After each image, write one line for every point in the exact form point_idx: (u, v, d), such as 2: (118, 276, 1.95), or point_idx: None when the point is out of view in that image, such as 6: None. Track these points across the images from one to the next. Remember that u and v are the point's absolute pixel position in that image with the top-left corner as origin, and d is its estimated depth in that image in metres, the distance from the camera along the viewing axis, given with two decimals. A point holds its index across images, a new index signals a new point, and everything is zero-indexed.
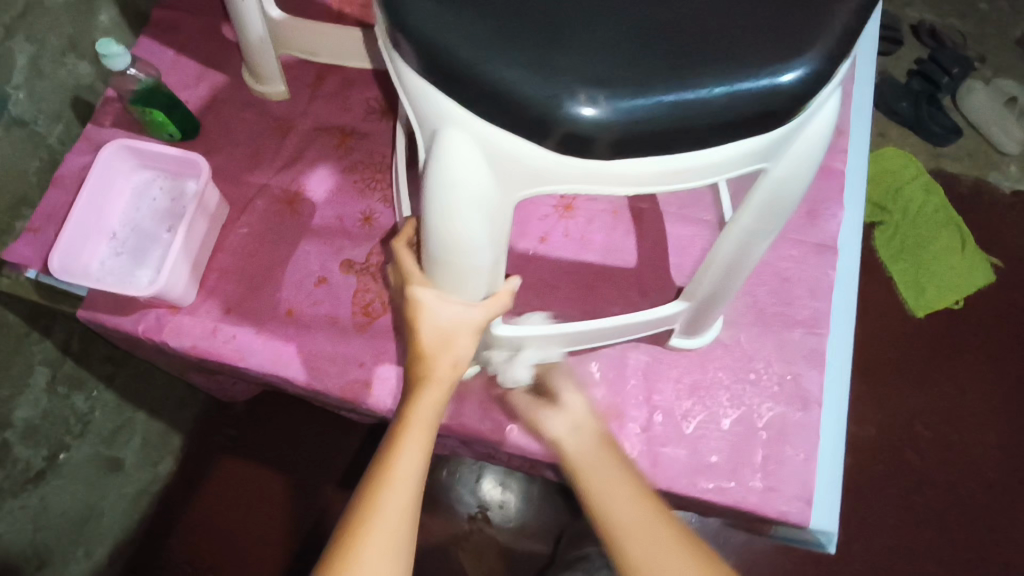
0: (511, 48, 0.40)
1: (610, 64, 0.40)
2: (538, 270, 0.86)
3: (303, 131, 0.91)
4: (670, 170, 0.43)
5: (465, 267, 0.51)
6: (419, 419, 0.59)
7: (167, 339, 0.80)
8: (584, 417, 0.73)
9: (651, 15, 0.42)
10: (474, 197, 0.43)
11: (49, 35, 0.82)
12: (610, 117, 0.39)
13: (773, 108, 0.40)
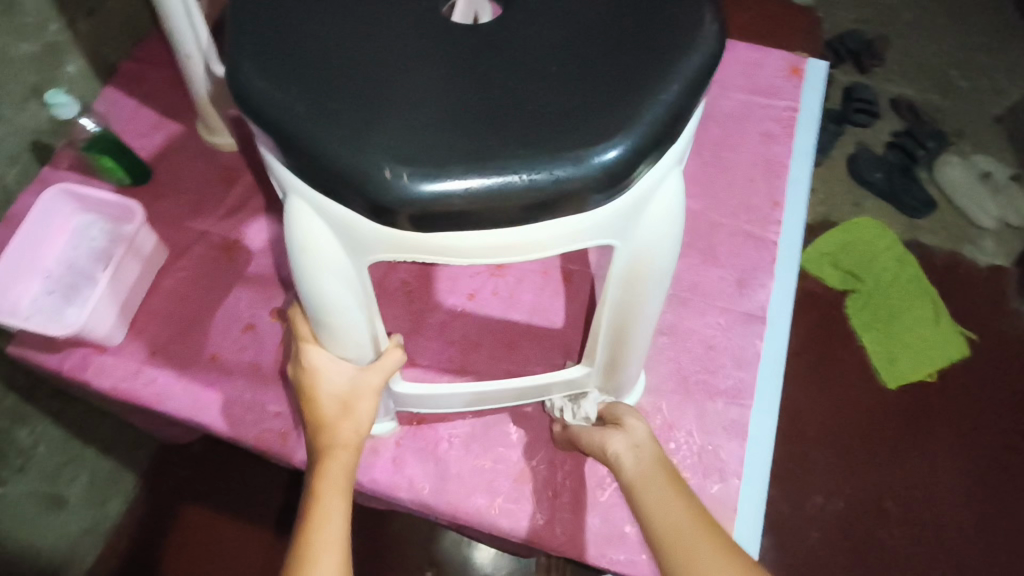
0: (330, 121, 0.42)
1: (427, 139, 0.42)
2: (464, 327, 0.87)
3: (249, 181, 0.94)
4: (497, 245, 0.45)
5: (341, 326, 0.55)
6: (330, 492, 0.59)
7: (90, 379, 0.81)
8: (650, 441, 0.66)
9: (472, 95, 0.44)
10: (327, 262, 0.48)
11: (11, 83, 0.87)
12: (419, 189, 0.41)
13: (575, 192, 0.42)
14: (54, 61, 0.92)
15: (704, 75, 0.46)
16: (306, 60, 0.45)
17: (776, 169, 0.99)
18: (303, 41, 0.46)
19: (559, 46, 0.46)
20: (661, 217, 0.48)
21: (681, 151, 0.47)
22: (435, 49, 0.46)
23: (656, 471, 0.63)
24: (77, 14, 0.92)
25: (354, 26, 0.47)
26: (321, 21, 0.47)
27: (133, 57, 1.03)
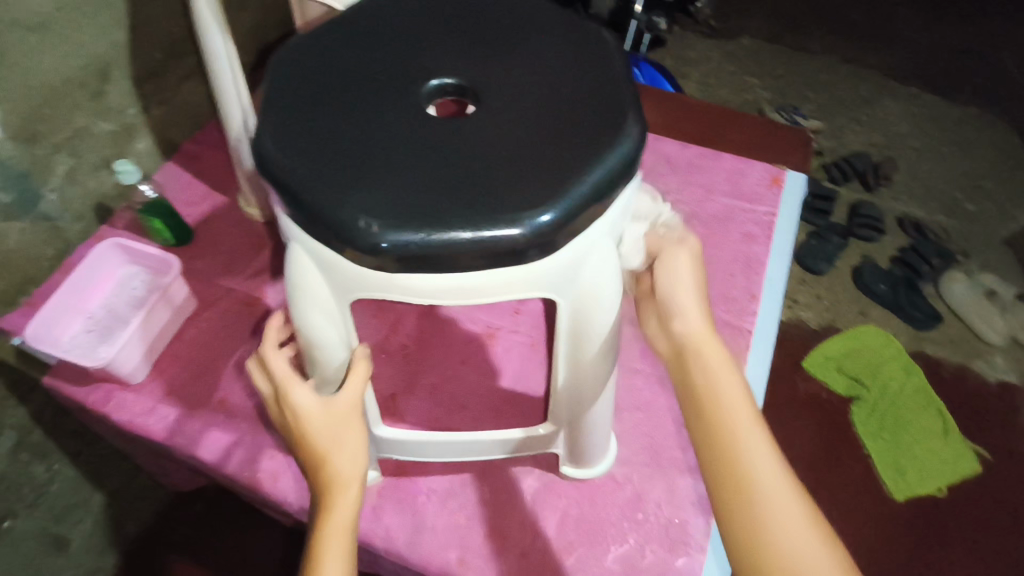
0: (325, 183, 0.55)
1: (398, 199, 0.54)
2: (452, 389, 0.93)
3: (276, 248, 1.06)
4: (454, 287, 0.57)
5: (327, 355, 0.66)
6: (331, 538, 0.63)
7: (110, 413, 0.89)
8: (706, 317, 0.70)
9: (437, 171, 0.56)
10: (316, 298, 0.61)
11: (88, 154, 1.03)
12: (385, 235, 0.53)
13: (508, 245, 0.53)
14: (126, 137, 1.08)
15: (625, 163, 0.58)
16: (315, 138, 0.59)
17: (756, 266, 1.07)
18: (315, 124, 0.60)
19: (510, 136, 0.58)
20: (595, 273, 0.60)
21: (604, 222, 0.59)
22: (415, 134, 0.59)
23: (709, 358, 0.68)
24: (151, 102, 1.10)
25: (355, 114, 0.60)
26: (331, 109, 0.61)
27: (193, 139, 1.20)
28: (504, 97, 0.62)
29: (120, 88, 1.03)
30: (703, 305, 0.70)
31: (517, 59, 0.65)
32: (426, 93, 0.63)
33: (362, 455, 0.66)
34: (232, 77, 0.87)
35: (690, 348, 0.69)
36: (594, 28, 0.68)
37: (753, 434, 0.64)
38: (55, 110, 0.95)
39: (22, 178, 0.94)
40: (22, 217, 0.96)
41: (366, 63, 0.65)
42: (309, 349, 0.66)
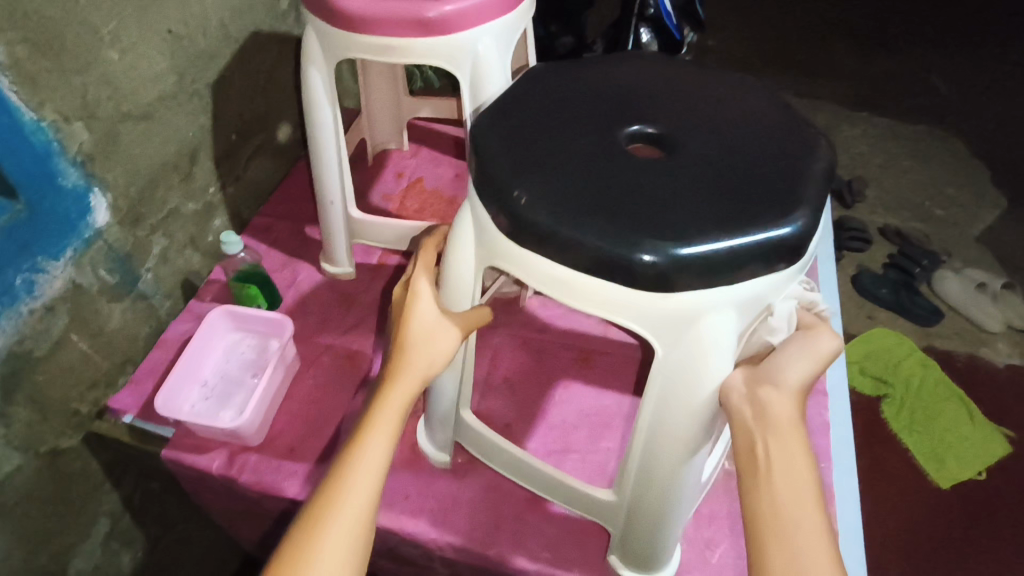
0: (510, 168, 0.68)
1: (559, 190, 0.66)
2: (562, 414, 0.98)
3: (365, 303, 1.10)
4: (565, 282, 0.66)
5: (452, 298, 0.77)
6: (378, 425, 0.64)
7: (236, 475, 0.91)
8: (795, 389, 0.62)
9: (610, 190, 0.66)
10: (462, 247, 0.74)
11: (179, 232, 1.08)
12: (531, 210, 0.64)
13: (623, 258, 0.61)
14: (208, 215, 1.13)
15: (777, 244, 0.62)
16: (523, 140, 0.71)
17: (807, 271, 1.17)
18: (527, 132, 0.72)
19: (700, 175, 0.67)
20: (704, 339, 0.64)
21: (739, 289, 0.64)
22: (604, 165, 0.68)
23: (788, 433, 0.60)
24: (227, 180, 1.16)
25: (560, 135, 0.72)
26: (544, 128, 0.72)
27: (261, 213, 1.26)
28: (706, 144, 0.71)
29: (204, 169, 1.09)
30: (800, 379, 0.63)
31: (731, 127, 0.73)
32: (626, 136, 0.72)
33: (440, 361, 0.69)
34: (336, 144, 0.95)
35: (768, 414, 0.61)
36: (809, 130, 0.73)
37: (805, 513, 0.56)
38: (154, 192, 1.00)
39: (127, 258, 0.98)
40: (124, 297, 1.00)
41: (588, 105, 0.76)
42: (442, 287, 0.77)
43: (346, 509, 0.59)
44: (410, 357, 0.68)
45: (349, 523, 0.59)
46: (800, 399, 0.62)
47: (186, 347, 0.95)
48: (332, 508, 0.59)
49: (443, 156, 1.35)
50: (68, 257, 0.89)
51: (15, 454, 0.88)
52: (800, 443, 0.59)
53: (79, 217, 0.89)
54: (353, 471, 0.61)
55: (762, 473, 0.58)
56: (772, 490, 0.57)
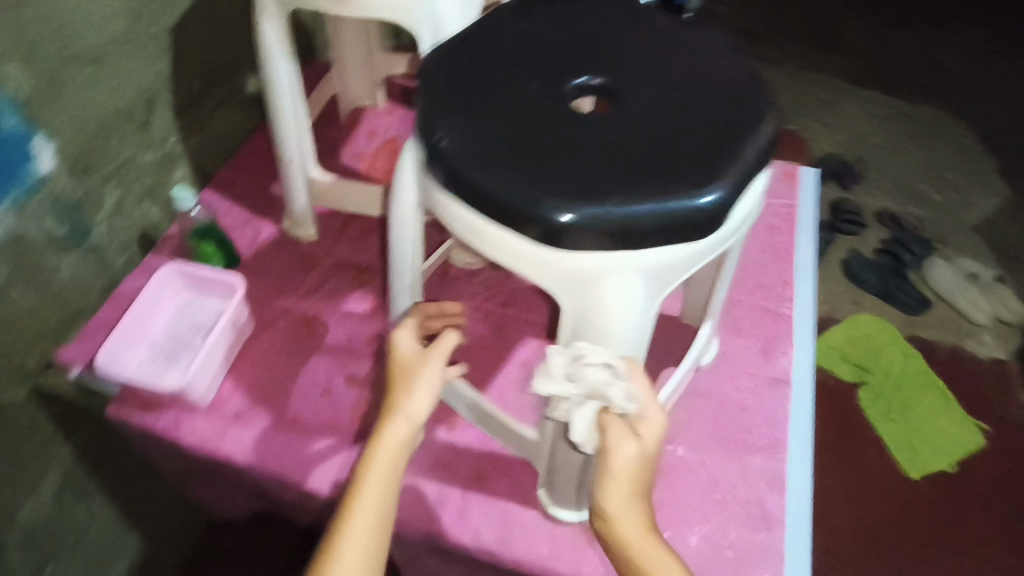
0: (440, 104, 0.62)
1: (482, 131, 0.60)
2: (520, 393, 0.95)
3: (326, 266, 1.07)
4: (474, 228, 0.61)
5: (397, 241, 0.74)
6: (381, 460, 0.63)
7: (181, 438, 0.89)
8: (626, 473, 0.57)
9: (534, 138, 0.59)
10: (402, 187, 0.70)
11: (134, 184, 1.04)
12: (444, 149, 0.59)
13: (519, 211, 0.55)
14: (167, 167, 1.09)
15: (695, 215, 0.56)
16: (462, 77, 0.64)
17: (785, 255, 1.13)
18: (472, 70, 0.65)
19: (641, 133, 0.60)
20: (606, 300, 0.59)
21: (653, 253, 0.58)
22: (540, 113, 0.61)
23: (638, 520, 0.57)
24: (189, 131, 1.11)
25: (504, 74, 0.65)
26: (490, 66, 0.66)
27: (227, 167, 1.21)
28: (664, 98, 0.63)
29: (162, 118, 1.05)
30: (630, 455, 0.57)
31: (700, 87, 0.65)
32: (572, 87, 0.64)
33: (426, 406, 0.66)
34: (293, 96, 0.90)
35: (617, 515, 0.57)
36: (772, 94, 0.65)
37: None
38: (104, 141, 0.96)
39: (76, 209, 0.95)
40: (74, 249, 0.96)
41: (545, 47, 0.68)
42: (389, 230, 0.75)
43: (355, 539, 0.60)
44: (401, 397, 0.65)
45: (363, 550, 0.60)
46: (638, 476, 0.57)
47: (134, 302, 0.92)
48: (342, 540, 0.60)
49: (420, 116, 1.30)
50: (9, 206, 0.85)
51: None
52: (650, 532, 0.57)
53: (20, 164, 0.85)
54: (360, 503, 0.61)
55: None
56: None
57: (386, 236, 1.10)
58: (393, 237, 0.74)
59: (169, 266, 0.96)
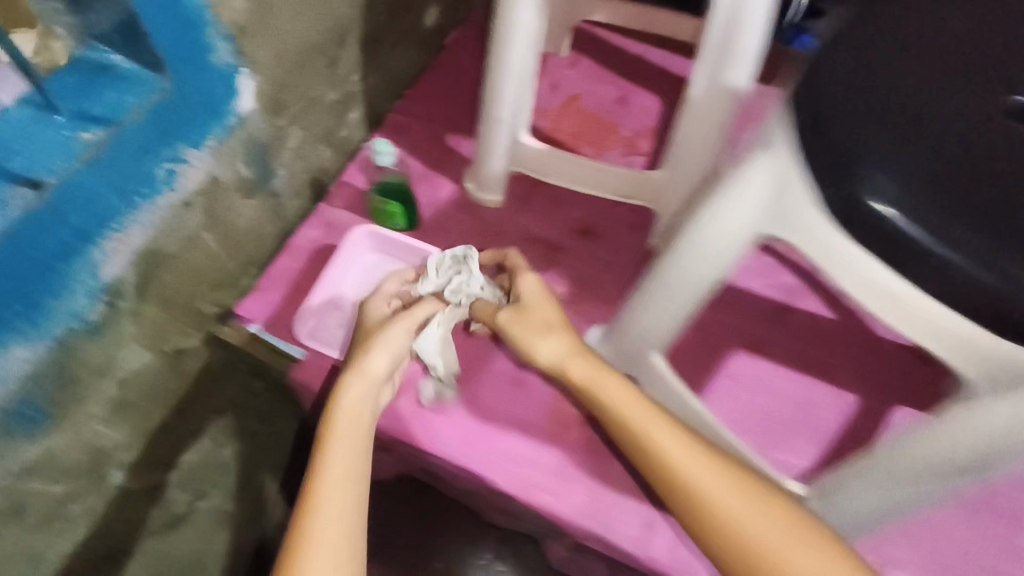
0: (872, 138, 0.57)
1: (925, 179, 0.56)
2: (728, 411, 0.86)
3: (511, 241, 0.99)
4: (880, 285, 0.61)
5: (697, 258, 0.69)
6: (343, 420, 0.65)
7: (369, 416, 0.85)
8: (623, 407, 0.66)
9: (989, 191, 0.56)
10: (737, 207, 0.65)
11: (316, 126, 0.94)
12: (884, 201, 0.56)
13: (978, 284, 0.54)
14: (345, 107, 0.99)
15: None
16: (882, 100, 0.60)
17: None
18: (886, 91, 0.60)
19: None
20: None
21: None
22: (981, 156, 0.58)
23: (707, 456, 0.63)
24: (370, 69, 1.01)
25: (931, 101, 0.60)
26: (915, 86, 0.61)
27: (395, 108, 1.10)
28: None
29: (350, 54, 0.94)
30: (591, 371, 0.69)
31: None
32: (1009, 99, 0.61)
33: (386, 360, 0.70)
34: (523, 51, 0.78)
35: (638, 448, 0.65)
36: None
37: (738, 502, 0.60)
38: (299, 79, 0.86)
39: (265, 152, 0.87)
40: (257, 194, 0.89)
41: (970, 60, 0.63)
42: (688, 247, 0.69)
43: (334, 498, 0.59)
44: (359, 359, 0.69)
45: (345, 508, 0.59)
46: (646, 409, 0.66)
47: (329, 265, 0.93)
48: (316, 505, 0.59)
49: (605, 71, 1.16)
50: (208, 146, 0.77)
51: (142, 351, 0.82)
52: (695, 451, 0.63)
53: (223, 101, 0.76)
54: (329, 468, 0.61)
55: (691, 500, 0.61)
56: (717, 513, 0.59)
57: (574, 211, 1.00)
58: (702, 248, 0.68)
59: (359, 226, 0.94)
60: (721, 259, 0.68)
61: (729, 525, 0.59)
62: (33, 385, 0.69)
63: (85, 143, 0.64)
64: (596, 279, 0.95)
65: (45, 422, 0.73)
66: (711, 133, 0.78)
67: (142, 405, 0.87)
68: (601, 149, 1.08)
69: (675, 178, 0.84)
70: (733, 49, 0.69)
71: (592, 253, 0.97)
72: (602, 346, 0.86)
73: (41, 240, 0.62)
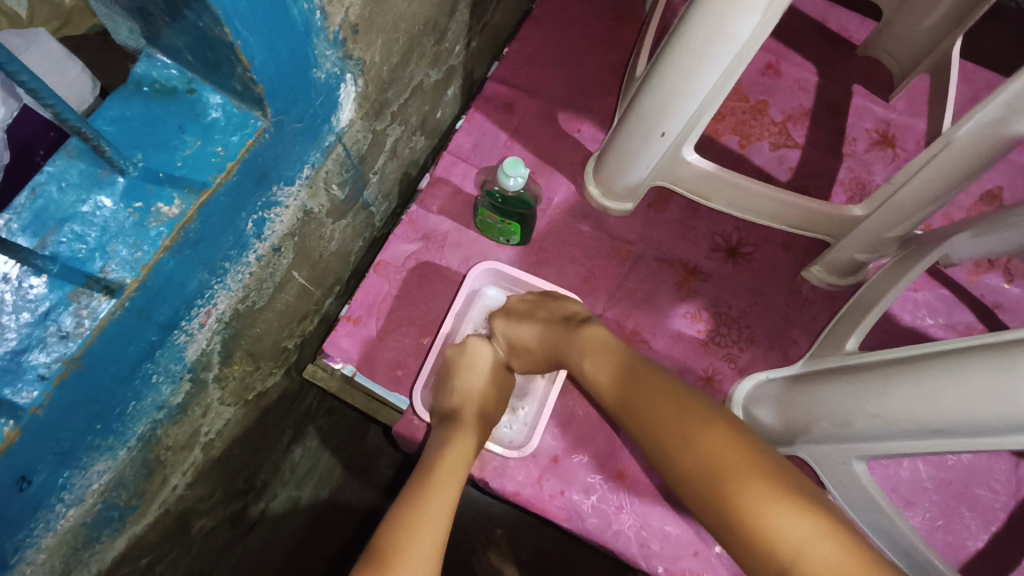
0: None
1: None
2: (894, 480, 0.76)
3: (644, 260, 0.82)
4: None
5: (963, 409, 0.47)
6: (449, 464, 0.57)
7: (489, 480, 0.72)
8: (649, 416, 0.52)
9: None
10: None
11: (413, 115, 0.75)
12: None
13: None
14: (444, 87, 0.79)
15: None
16: None
17: None
18: None
19: None
20: None
21: None
22: None
23: (734, 468, 0.45)
24: (473, 32, 0.79)
25: None
26: None
27: (494, 75, 0.88)
28: None
29: (458, 21, 0.73)
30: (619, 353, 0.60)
31: None
32: None
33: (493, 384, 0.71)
34: (726, 62, 0.57)
35: (636, 417, 0.54)
36: None
37: (793, 519, 0.41)
38: (405, 68, 0.66)
39: (360, 163, 0.68)
40: (349, 213, 0.72)
41: None
42: (968, 392, 0.47)
43: (431, 522, 0.49)
44: (463, 432, 0.62)
45: (434, 542, 0.48)
46: (682, 416, 0.50)
47: (450, 305, 0.77)
48: (410, 532, 0.48)
49: None
50: (304, 176, 0.59)
51: (228, 407, 0.68)
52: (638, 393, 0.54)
53: (323, 118, 0.58)
54: (432, 508, 0.51)
55: (721, 505, 0.45)
56: (770, 536, 0.41)
57: (718, 226, 0.85)
58: (986, 401, 0.45)
59: (484, 259, 0.79)
60: (976, 424, 0.46)
61: (802, 558, 0.40)
62: (117, 494, 0.55)
63: (167, 218, 0.46)
64: (745, 315, 0.81)
65: (129, 514, 0.59)
66: (953, 186, 0.61)
67: (223, 458, 0.73)
68: (744, 137, 0.89)
69: (877, 218, 0.69)
70: (1012, 128, 0.53)
71: (737, 279, 0.82)
72: (774, 414, 0.69)
73: (122, 350, 0.48)
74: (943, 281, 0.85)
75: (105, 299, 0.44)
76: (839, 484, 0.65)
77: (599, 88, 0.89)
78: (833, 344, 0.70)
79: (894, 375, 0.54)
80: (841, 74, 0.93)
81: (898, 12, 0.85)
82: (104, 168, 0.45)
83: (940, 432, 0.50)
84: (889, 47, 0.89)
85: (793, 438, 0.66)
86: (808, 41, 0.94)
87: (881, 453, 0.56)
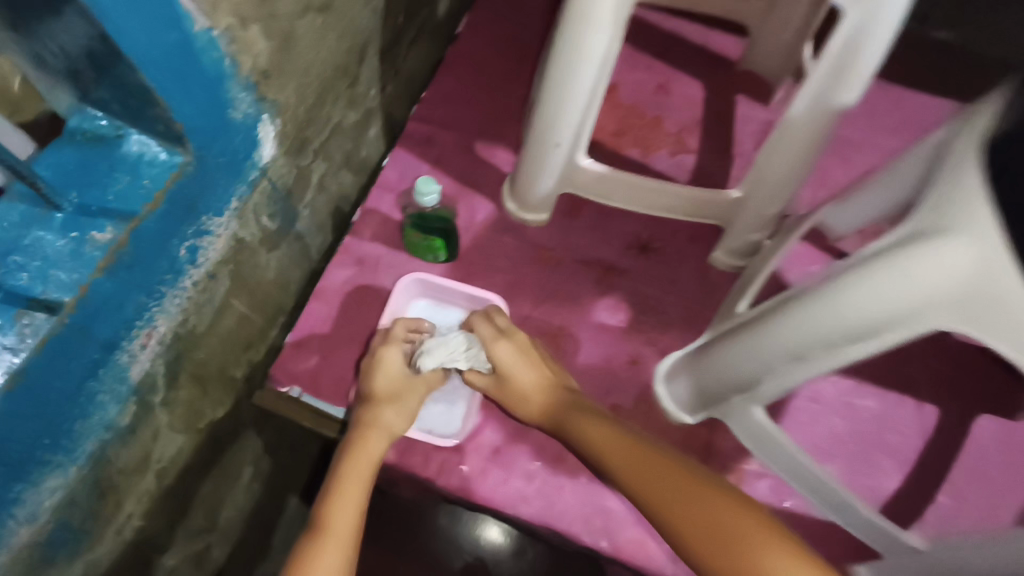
0: None
1: None
2: (813, 437, 0.81)
3: (564, 263, 0.90)
4: None
5: (819, 338, 0.55)
6: (359, 471, 0.67)
7: (435, 478, 0.76)
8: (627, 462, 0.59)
9: None
10: (876, 287, 0.50)
11: (336, 153, 0.83)
12: None
13: None
14: (364, 126, 0.88)
15: None
16: None
17: None
18: None
19: None
20: None
21: None
22: None
23: (727, 527, 0.51)
24: (387, 78, 0.89)
25: None
26: None
27: (414, 115, 0.98)
28: None
29: (369, 67, 0.82)
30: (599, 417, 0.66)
31: None
32: None
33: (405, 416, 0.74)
34: (589, 76, 0.66)
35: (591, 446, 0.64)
36: None
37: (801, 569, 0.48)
38: (321, 109, 0.75)
39: (287, 196, 0.75)
40: (283, 243, 0.78)
41: None
42: (816, 324, 0.55)
43: (337, 537, 0.60)
44: (375, 432, 0.71)
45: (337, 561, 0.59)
46: (662, 477, 0.56)
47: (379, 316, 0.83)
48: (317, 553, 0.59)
49: (640, 57, 1.06)
50: (231, 208, 0.66)
51: (177, 436, 0.72)
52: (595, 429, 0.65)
53: (244, 155, 0.64)
54: (340, 515, 0.62)
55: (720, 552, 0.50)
56: None
57: (630, 226, 0.93)
58: (831, 325, 0.54)
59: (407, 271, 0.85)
60: (831, 346, 0.55)
61: None
62: (69, 515, 0.59)
63: (100, 243, 0.53)
64: (661, 302, 0.88)
65: (84, 537, 0.62)
66: (805, 158, 0.69)
67: (179, 489, 0.77)
68: (645, 147, 0.99)
69: (754, 198, 0.77)
70: (831, 98, 0.62)
71: (651, 272, 0.90)
72: (684, 380, 0.76)
73: (66, 366, 0.52)
74: (837, 254, 0.94)
75: (45, 316, 0.50)
76: (748, 433, 0.71)
77: (510, 118, 0.98)
78: (728, 310, 0.78)
79: (764, 323, 0.61)
80: (725, 85, 1.04)
81: (761, 25, 0.97)
82: (42, 207, 0.53)
83: (811, 359, 0.57)
84: (760, 61, 1.01)
85: (708, 401, 0.72)
86: (693, 61, 1.06)
87: (774, 394, 0.64)
